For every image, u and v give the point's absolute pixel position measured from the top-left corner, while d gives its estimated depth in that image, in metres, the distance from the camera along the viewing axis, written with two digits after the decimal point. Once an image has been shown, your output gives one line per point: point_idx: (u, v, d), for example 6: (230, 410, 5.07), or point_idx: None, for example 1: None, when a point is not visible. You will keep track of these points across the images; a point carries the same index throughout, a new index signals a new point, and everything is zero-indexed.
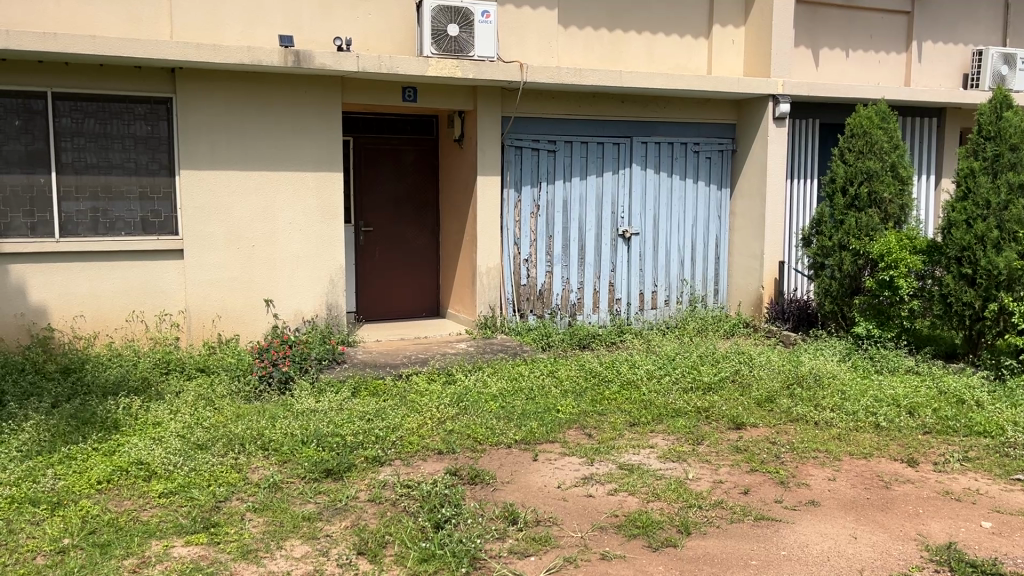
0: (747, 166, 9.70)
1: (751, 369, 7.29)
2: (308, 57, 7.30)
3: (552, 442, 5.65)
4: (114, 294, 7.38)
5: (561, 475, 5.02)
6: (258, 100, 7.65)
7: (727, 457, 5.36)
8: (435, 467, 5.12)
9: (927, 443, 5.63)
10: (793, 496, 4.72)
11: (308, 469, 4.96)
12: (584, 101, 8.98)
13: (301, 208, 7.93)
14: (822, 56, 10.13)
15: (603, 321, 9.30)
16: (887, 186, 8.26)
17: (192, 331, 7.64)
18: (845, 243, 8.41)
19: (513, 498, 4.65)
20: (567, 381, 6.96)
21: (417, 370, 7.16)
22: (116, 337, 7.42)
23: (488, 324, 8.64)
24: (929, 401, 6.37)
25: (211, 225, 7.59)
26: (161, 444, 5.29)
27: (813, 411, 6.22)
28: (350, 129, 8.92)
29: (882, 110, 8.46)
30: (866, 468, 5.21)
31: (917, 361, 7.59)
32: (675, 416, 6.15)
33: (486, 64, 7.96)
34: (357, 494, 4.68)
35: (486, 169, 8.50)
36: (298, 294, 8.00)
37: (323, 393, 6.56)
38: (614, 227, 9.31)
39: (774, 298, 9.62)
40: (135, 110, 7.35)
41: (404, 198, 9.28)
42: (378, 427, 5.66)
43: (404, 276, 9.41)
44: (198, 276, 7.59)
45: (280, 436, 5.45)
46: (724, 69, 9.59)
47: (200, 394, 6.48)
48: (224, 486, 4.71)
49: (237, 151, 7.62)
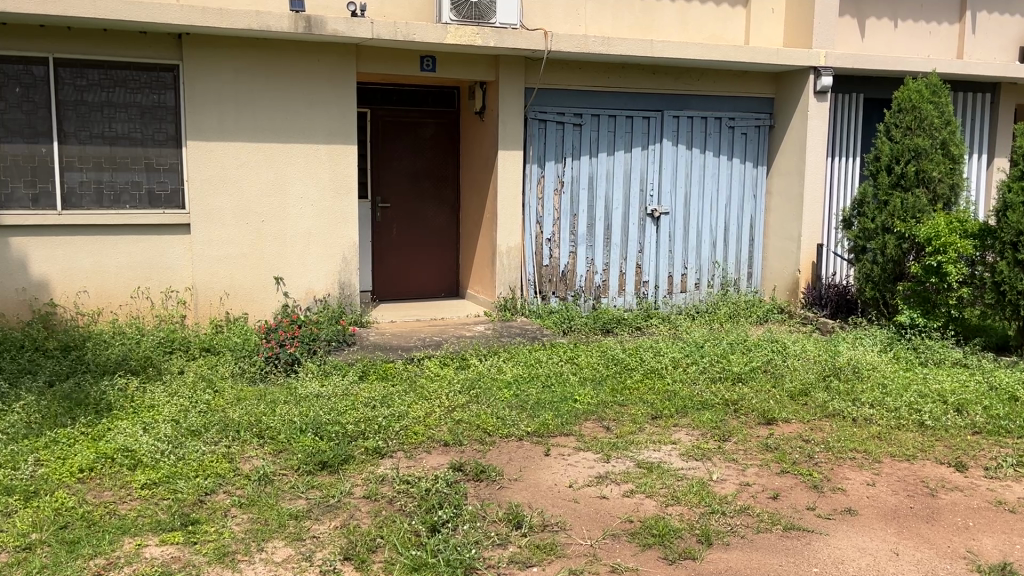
0: (785, 143, 9.16)
1: (785, 359, 6.82)
2: (319, 23, 6.92)
3: (567, 435, 5.27)
4: (118, 269, 7.12)
5: (575, 473, 4.64)
6: (269, 68, 7.31)
7: (756, 456, 4.94)
8: (439, 461, 4.78)
9: (976, 444, 5.16)
10: (827, 503, 4.29)
11: (303, 461, 4.64)
12: (613, 72, 8.51)
13: (313, 182, 7.58)
14: (869, 26, 9.50)
15: (629, 304, 8.89)
16: (937, 165, 7.71)
17: (199, 309, 7.37)
18: (889, 226, 7.87)
19: (520, 497, 4.29)
20: (587, 368, 6.57)
21: (429, 354, 6.80)
22: (120, 314, 7.17)
23: (507, 307, 8.26)
24: (980, 398, 5.87)
25: (219, 198, 7.28)
26: (151, 429, 5.00)
27: (852, 406, 5.77)
28: (367, 101, 8.55)
29: (933, 83, 7.89)
30: (909, 472, 4.75)
31: (966, 353, 7.07)
32: (701, 409, 5.72)
33: (508, 31, 7.53)
34: (353, 489, 4.35)
35: (507, 143, 8.09)
36: (309, 272, 7.68)
37: (328, 377, 6.24)
38: (642, 205, 8.85)
39: (812, 283, 9.11)
40: (141, 78, 7.04)
41: (423, 173, 8.91)
42: (382, 415, 5.33)
43: (422, 254, 9.07)
44: (204, 252, 7.31)
45: (277, 424, 5.14)
46: (763, 40, 9.03)
47: (201, 375, 6.21)
48: (211, 478, 4.41)
49: (247, 122, 7.30)
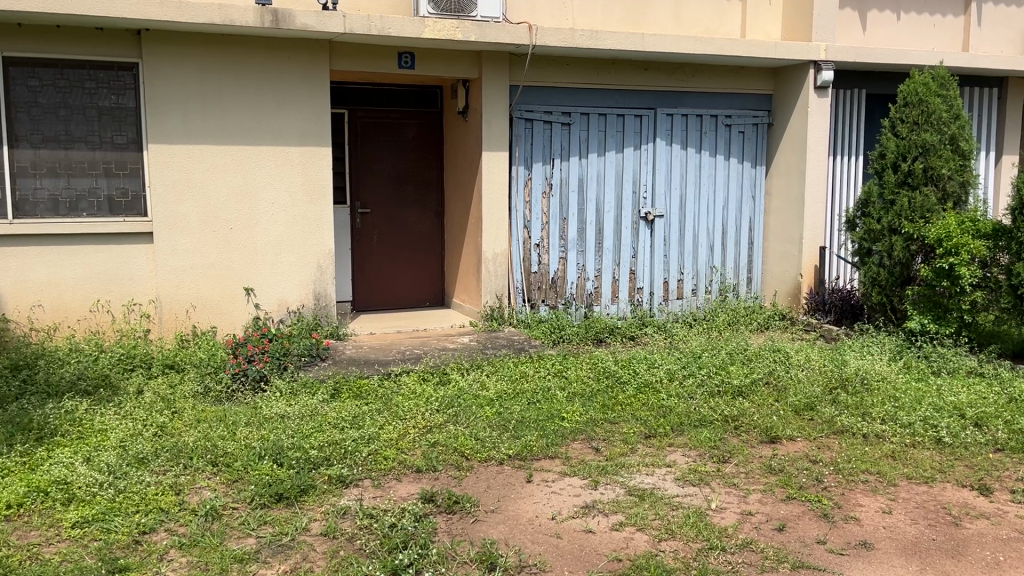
0: (785, 142, 8.73)
1: (789, 370, 6.36)
2: (287, 17, 6.50)
3: (553, 459, 4.82)
4: (76, 281, 6.67)
5: (558, 503, 4.19)
6: (236, 67, 6.87)
7: (758, 480, 4.49)
8: (409, 491, 4.33)
9: (999, 464, 4.71)
10: (838, 535, 3.85)
11: (257, 492, 4.19)
12: (602, 68, 8.08)
13: (285, 187, 7.15)
14: (870, 18, 9.08)
15: (622, 312, 8.45)
16: (946, 162, 7.27)
17: (164, 322, 6.92)
18: (896, 226, 7.43)
19: (496, 534, 3.86)
20: (576, 382, 6.12)
21: (408, 368, 6.35)
22: (78, 330, 6.72)
23: (494, 316, 7.82)
24: (1000, 412, 5.43)
25: (184, 205, 6.84)
26: (94, 458, 4.55)
27: (862, 421, 5.32)
28: (345, 102, 8.11)
29: (940, 75, 7.46)
30: (929, 498, 4.30)
31: (981, 362, 6.64)
32: (699, 426, 5.27)
33: (490, 24, 7.10)
34: (309, 525, 3.92)
35: (492, 143, 7.65)
36: (282, 282, 7.23)
37: (296, 396, 5.77)
38: (635, 208, 8.42)
39: (815, 287, 8.68)
40: (99, 78, 6.61)
41: (405, 176, 8.47)
42: (350, 438, 4.87)
43: (405, 262, 8.62)
44: (168, 262, 6.85)
45: (234, 449, 4.69)
46: (760, 33, 8.61)
47: (159, 396, 5.76)
48: (152, 514, 3.97)
49: (214, 124, 6.86)
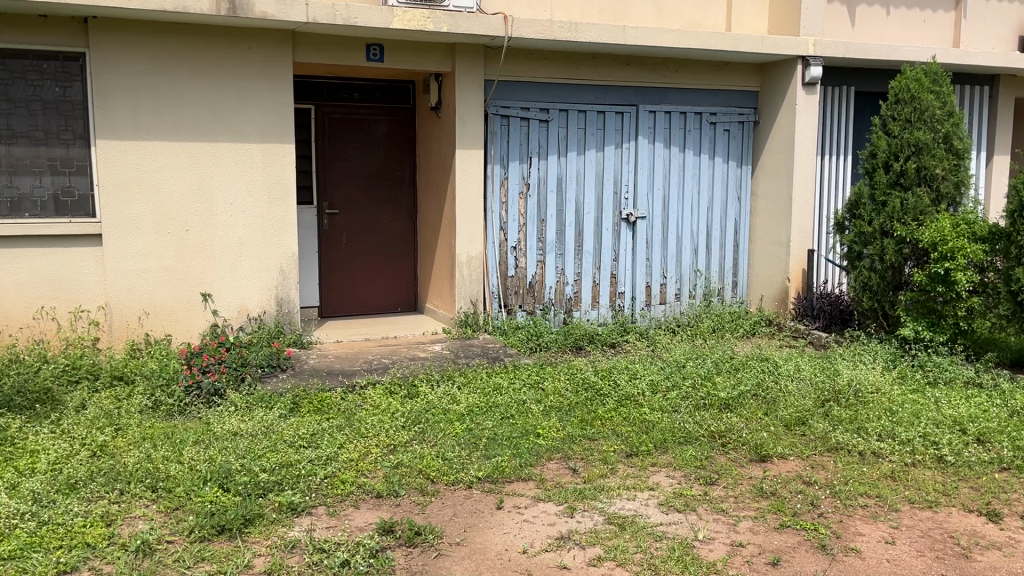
0: (771, 141, 8.40)
1: (779, 380, 6.00)
2: (246, 4, 6.08)
3: (526, 481, 4.43)
4: (18, 287, 6.21)
5: (530, 534, 3.80)
6: (191, 57, 6.44)
7: (749, 505, 4.13)
8: (367, 520, 3.94)
9: (1006, 485, 4.39)
10: (839, 571, 3.51)
11: (197, 523, 3.78)
12: (582, 63, 7.72)
13: (245, 186, 6.72)
14: (859, 13, 8.77)
15: (603, 317, 8.08)
16: (939, 161, 6.95)
17: (114, 331, 6.47)
18: (887, 228, 7.11)
19: (461, 571, 3.48)
20: (553, 395, 5.73)
21: (374, 380, 5.95)
22: (21, 338, 6.26)
23: (469, 323, 7.42)
24: (1003, 427, 5.10)
25: (136, 206, 6.41)
26: (19, 485, 4.10)
27: (857, 438, 4.97)
28: (311, 96, 7.70)
29: (933, 70, 7.12)
30: (934, 525, 3.96)
31: (979, 371, 6.34)
32: (685, 443, 4.91)
33: (463, 14, 6.72)
34: (252, 562, 3.51)
35: (465, 140, 7.26)
36: (241, 287, 6.81)
37: (251, 411, 5.34)
38: (617, 209, 8.06)
39: (803, 291, 8.34)
40: (43, 69, 6.16)
41: (375, 175, 8.06)
42: (305, 459, 4.47)
43: (376, 266, 8.22)
44: (118, 266, 6.41)
45: (177, 472, 4.28)
46: (745, 27, 8.29)
47: (101, 411, 5.31)
48: (76, 551, 3.56)
49: (167, 119, 6.43)
